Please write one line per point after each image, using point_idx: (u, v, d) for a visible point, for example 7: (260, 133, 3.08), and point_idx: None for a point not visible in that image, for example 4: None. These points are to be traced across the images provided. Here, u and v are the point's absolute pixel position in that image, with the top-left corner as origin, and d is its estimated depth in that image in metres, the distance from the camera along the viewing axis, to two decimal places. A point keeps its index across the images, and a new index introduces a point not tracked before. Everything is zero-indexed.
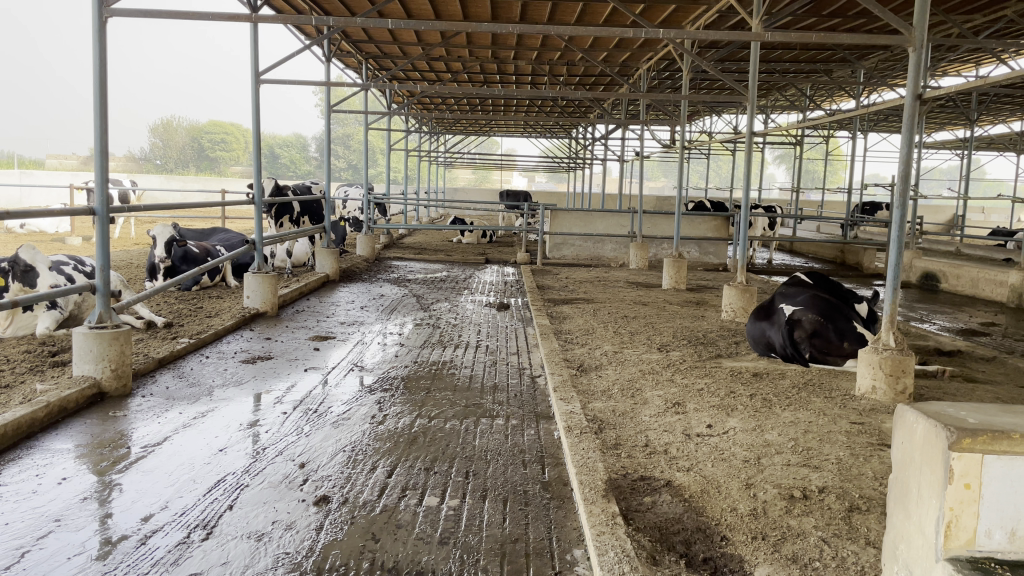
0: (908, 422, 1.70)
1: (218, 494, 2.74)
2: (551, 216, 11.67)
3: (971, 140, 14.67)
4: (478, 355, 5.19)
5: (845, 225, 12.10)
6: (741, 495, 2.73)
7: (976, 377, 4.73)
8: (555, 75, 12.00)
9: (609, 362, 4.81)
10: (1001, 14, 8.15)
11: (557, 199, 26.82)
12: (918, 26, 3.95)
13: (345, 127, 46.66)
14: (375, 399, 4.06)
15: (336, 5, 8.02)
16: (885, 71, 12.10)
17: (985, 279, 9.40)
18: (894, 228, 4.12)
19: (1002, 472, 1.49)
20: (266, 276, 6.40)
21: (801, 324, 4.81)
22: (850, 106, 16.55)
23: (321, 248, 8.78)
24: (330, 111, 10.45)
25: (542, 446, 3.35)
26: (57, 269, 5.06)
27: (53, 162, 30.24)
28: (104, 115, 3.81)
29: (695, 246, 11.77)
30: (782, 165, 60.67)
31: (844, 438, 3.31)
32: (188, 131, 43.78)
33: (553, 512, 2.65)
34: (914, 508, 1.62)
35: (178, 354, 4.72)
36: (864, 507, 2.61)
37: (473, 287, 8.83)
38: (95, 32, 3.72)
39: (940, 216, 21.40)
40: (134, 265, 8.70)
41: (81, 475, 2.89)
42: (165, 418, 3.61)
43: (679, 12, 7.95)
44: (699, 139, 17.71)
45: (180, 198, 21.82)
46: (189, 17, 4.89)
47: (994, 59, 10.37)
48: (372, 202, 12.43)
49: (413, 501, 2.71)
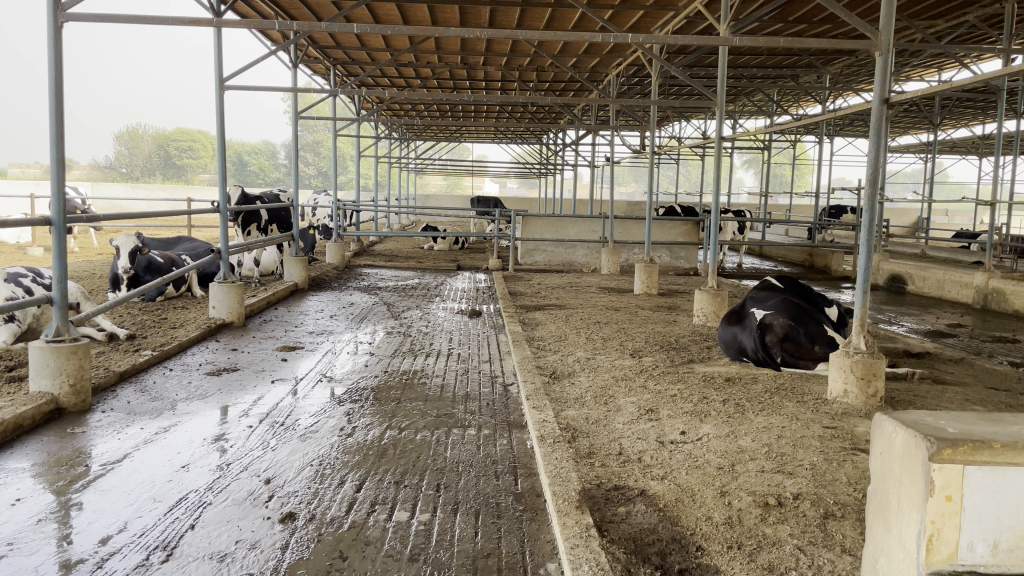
0: (887, 433, 1.68)
1: (179, 513, 2.64)
2: (523, 222, 11.61)
3: (935, 144, 14.92)
4: (450, 364, 5.12)
5: (812, 229, 12.23)
6: (716, 503, 2.70)
7: (945, 379, 4.75)
8: (525, 81, 12.01)
9: (582, 369, 4.76)
10: (963, 19, 8.27)
11: (527, 205, 26.83)
12: (884, 30, 3.95)
13: (315, 135, 46.37)
14: (344, 411, 3.97)
15: (300, 10, 7.92)
16: (850, 76, 12.23)
17: (950, 280, 9.53)
18: (864, 233, 4.11)
19: (983, 483, 1.47)
20: (232, 285, 6.27)
21: (773, 329, 4.79)
22: (816, 111, 16.74)
23: (289, 257, 8.66)
24: (298, 117, 10.29)
25: (515, 455, 3.31)
26: (14, 281, 4.96)
27: (15, 171, 29.62)
28: (60, 122, 3.69)
29: (666, 251, 11.78)
30: (749, 171, 61.47)
31: (818, 443, 3.30)
32: (154, 138, 43.15)
33: (525, 525, 2.60)
34: (895, 523, 1.60)
35: (140, 367, 4.60)
36: (839, 513, 2.59)
37: (445, 294, 8.76)
38: (50, 38, 3.61)
39: (904, 219, 21.72)
40: (97, 275, 8.52)
41: (36, 496, 2.78)
42: (125, 434, 3.50)
43: (647, 18, 7.98)
44: (668, 144, 17.87)
45: (145, 206, 21.52)
46: (149, 21, 4.77)
47: (957, 63, 10.51)
48: (341, 209, 12.29)
49: (382, 516, 2.64)
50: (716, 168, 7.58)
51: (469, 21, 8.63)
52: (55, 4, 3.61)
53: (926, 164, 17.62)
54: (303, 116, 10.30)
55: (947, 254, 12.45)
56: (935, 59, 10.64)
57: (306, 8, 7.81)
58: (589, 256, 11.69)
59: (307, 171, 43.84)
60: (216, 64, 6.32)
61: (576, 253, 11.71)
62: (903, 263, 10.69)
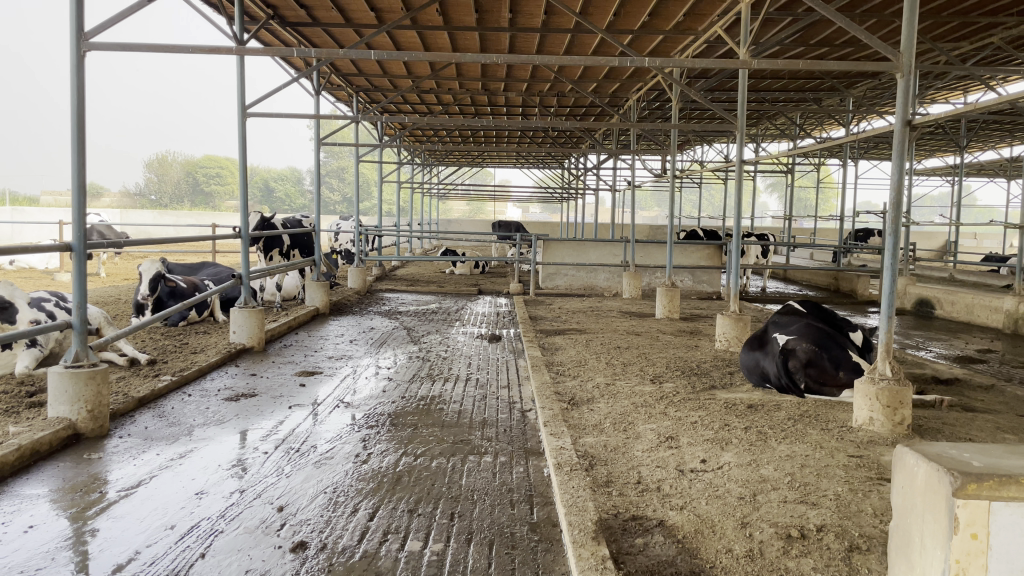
0: (909, 465, 1.64)
1: (191, 542, 2.62)
2: (545, 247, 11.55)
3: (963, 166, 14.72)
4: (468, 389, 5.08)
5: (837, 253, 12.11)
6: (736, 535, 2.62)
7: (975, 407, 4.63)
8: (546, 106, 12.08)
9: (601, 395, 4.68)
10: (987, 41, 8.20)
11: (550, 229, 26.87)
12: (906, 51, 3.88)
13: (340, 161, 46.91)
14: (361, 437, 3.95)
15: (322, 37, 8.03)
16: (874, 99, 12.14)
17: (979, 304, 9.34)
18: (889, 257, 4.02)
19: (1009, 520, 1.42)
20: (253, 310, 6.29)
21: (796, 354, 4.70)
22: (839, 134, 16.63)
23: (311, 282, 8.68)
24: (321, 143, 10.35)
25: (531, 484, 3.25)
26: (37, 305, 5.00)
27: (47, 199, 30.27)
28: (83, 149, 3.73)
29: (688, 275, 11.69)
30: (772, 194, 61.34)
31: (842, 472, 3.22)
32: (182, 166, 43.81)
33: (540, 556, 2.54)
34: (919, 558, 1.55)
35: (159, 393, 4.61)
36: (864, 547, 2.51)
37: (465, 319, 8.72)
38: (73, 68, 3.66)
39: (931, 243, 21.46)
40: (121, 301, 8.60)
41: (51, 522, 2.77)
42: (141, 460, 3.50)
43: (667, 43, 8.02)
44: (690, 167, 17.80)
45: (171, 232, 21.79)
46: (170, 50, 4.83)
47: (983, 86, 10.39)
48: (363, 234, 12.33)
49: (394, 545, 2.60)
50: (739, 192, 7.47)
51: (489, 48, 8.69)
52: (79, 32, 3.66)
53: (952, 187, 17.40)
54: (325, 142, 10.37)
55: (977, 277, 12.32)
56: (960, 82, 10.52)
57: (327, 35, 7.92)
58: (611, 280, 11.58)
59: (331, 197, 44.20)
60: (239, 92, 6.39)
61: (597, 277, 11.66)
62: (931, 286, 10.52)
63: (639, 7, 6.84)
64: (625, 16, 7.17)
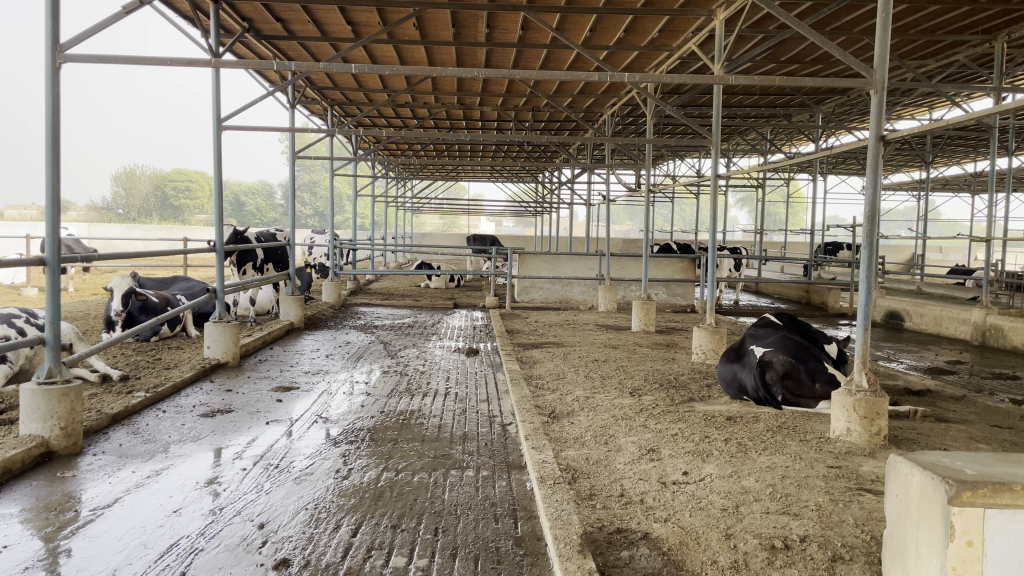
0: (903, 474, 1.75)
1: (170, 560, 2.57)
2: (520, 260, 11.63)
3: (929, 181, 15.01)
4: (447, 404, 5.04)
5: (809, 265, 12.15)
6: (721, 546, 2.63)
7: (948, 417, 4.70)
8: (521, 120, 12.14)
9: (581, 408, 4.69)
10: (953, 59, 8.39)
11: (524, 243, 26.91)
12: (879, 68, 3.96)
13: (312, 175, 46.66)
14: (340, 452, 3.91)
15: (298, 49, 8.00)
16: (843, 115, 12.35)
17: (948, 317, 9.50)
18: (866, 270, 4.08)
19: (1003, 526, 1.52)
20: (228, 325, 6.21)
21: (773, 366, 4.75)
22: (809, 150, 16.86)
23: (286, 296, 8.59)
24: (296, 156, 10.29)
25: (514, 498, 3.24)
26: (7, 321, 4.92)
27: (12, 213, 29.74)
28: (57, 161, 3.67)
29: (662, 288, 11.80)
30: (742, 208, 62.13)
31: (822, 483, 3.25)
32: (152, 180, 43.30)
33: (525, 571, 2.53)
34: (913, 566, 1.66)
35: (133, 409, 4.53)
36: (847, 556, 2.53)
37: (442, 332, 8.70)
38: (48, 79, 3.61)
39: (899, 256, 21.77)
40: (91, 316, 8.45)
41: (24, 542, 2.70)
42: (116, 478, 3.43)
43: (642, 58, 8.11)
44: (663, 182, 17.95)
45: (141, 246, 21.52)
46: (147, 62, 4.80)
47: (947, 103, 10.62)
48: (337, 248, 12.24)
49: (379, 562, 2.57)
50: (715, 205, 7.52)
51: (465, 62, 8.72)
52: (55, 44, 3.62)
53: (918, 202, 17.72)
54: (300, 156, 10.34)
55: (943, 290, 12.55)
56: (926, 98, 10.73)
57: (303, 48, 7.89)
58: (585, 293, 11.71)
59: (303, 212, 43.94)
60: (214, 104, 6.34)
61: (573, 290, 11.73)
62: (900, 299, 10.68)
63: (615, 23, 6.91)
64: (601, 32, 7.25)
